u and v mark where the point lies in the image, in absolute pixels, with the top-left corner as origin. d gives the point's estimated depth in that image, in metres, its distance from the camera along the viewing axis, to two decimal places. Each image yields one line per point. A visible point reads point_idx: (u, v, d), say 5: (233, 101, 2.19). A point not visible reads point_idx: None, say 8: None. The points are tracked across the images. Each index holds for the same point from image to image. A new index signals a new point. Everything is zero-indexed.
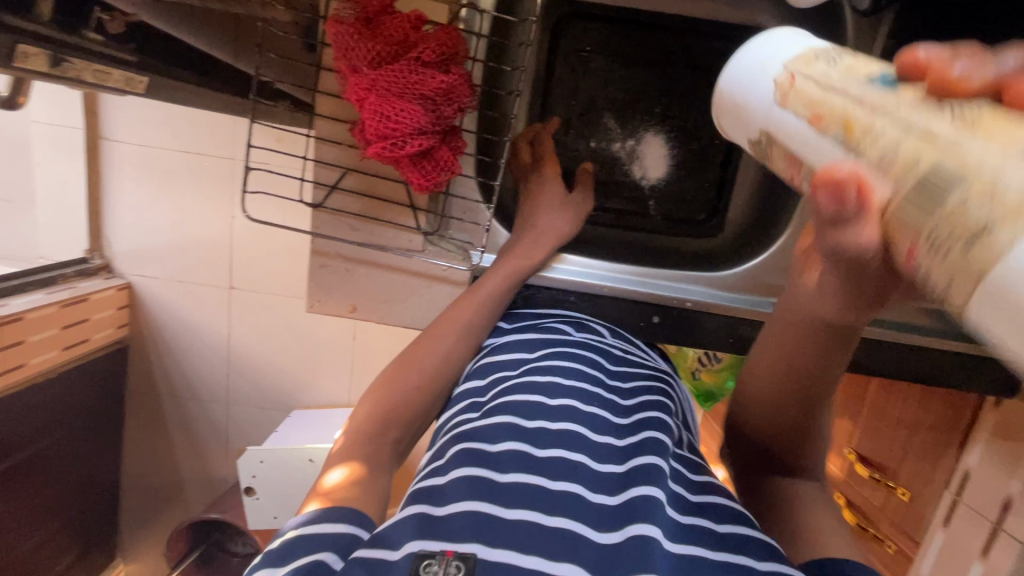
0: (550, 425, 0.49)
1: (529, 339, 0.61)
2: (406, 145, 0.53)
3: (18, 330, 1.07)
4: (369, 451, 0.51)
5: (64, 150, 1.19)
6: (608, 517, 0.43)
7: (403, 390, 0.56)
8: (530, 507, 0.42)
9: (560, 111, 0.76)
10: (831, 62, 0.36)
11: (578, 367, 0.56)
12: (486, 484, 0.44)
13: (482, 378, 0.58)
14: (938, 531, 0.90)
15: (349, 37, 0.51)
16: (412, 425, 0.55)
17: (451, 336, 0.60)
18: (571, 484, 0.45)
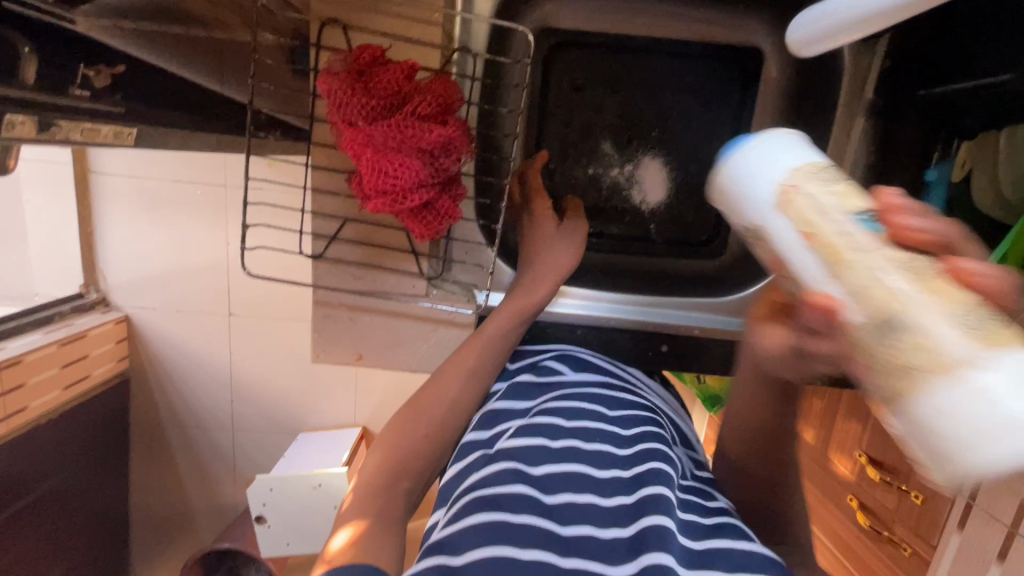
0: (555, 467, 0.49)
1: (531, 383, 0.60)
2: (408, 199, 0.52)
3: (18, 373, 1.07)
4: (383, 505, 0.48)
5: (53, 185, 1.17)
6: (619, 550, 0.44)
7: (413, 437, 0.53)
8: (545, 549, 0.42)
9: (556, 139, 0.75)
10: (826, 181, 0.35)
11: (576, 402, 0.56)
12: (501, 528, 0.43)
13: (488, 429, 0.56)
14: (955, 533, 0.88)
15: (342, 93, 0.50)
16: (423, 475, 0.52)
17: (459, 380, 0.57)
18: (581, 527, 0.45)
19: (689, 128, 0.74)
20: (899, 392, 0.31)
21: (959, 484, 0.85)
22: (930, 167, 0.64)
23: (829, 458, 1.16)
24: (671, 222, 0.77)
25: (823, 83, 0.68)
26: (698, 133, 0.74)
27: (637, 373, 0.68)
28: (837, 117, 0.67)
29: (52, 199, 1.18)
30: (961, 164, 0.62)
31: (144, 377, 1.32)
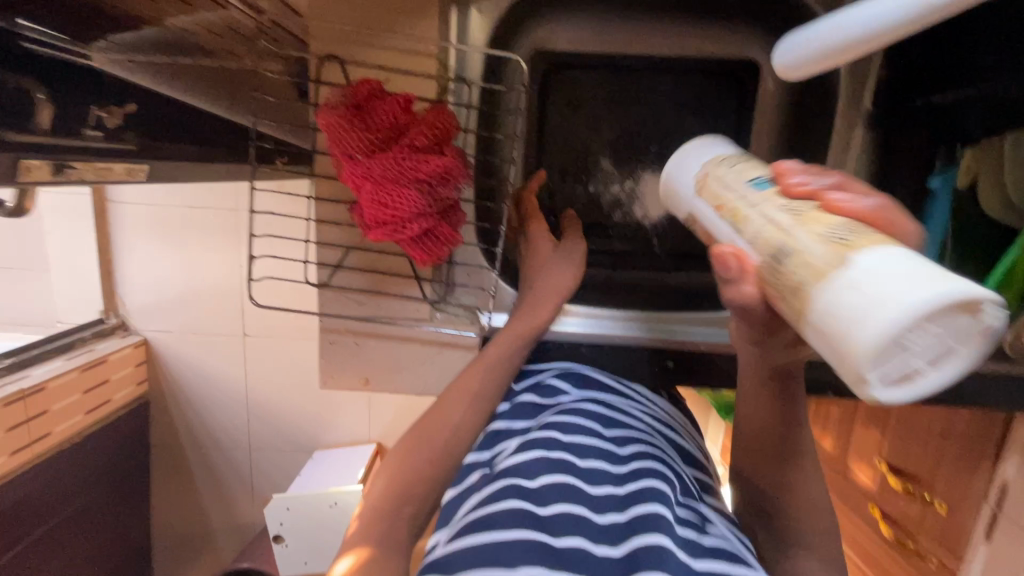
0: (549, 480, 0.49)
1: (535, 403, 0.61)
2: (407, 228, 0.53)
3: (42, 400, 1.10)
4: (387, 530, 0.48)
5: (73, 217, 1.21)
6: (613, 567, 0.43)
7: (419, 460, 0.53)
8: (540, 564, 0.41)
9: (556, 158, 0.76)
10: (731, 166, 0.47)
11: (577, 417, 0.56)
12: (492, 547, 0.43)
13: (489, 450, 0.58)
14: (981, 544, 0.86)
15: (341, 127, 0.51)
16: (429, 499, 0.52)
17: (463, 405, 0.57)
18: (574, 541, 0.44)
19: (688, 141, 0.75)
20: (800, 309, 0.35)
21: (987, 493, 0.85)
22: (934, 175, 0.64)
23: (847, 466, 1.13)
24: (675, 236, 0.77)
25: (821, 93, 0.68)
26: None
27: (643, 390, 0.67)
28: (837, 125, 0.67)
29: (72, 229, 1.22)
30: (966, 171, 0.61)
31: (163, 400, 1.35)
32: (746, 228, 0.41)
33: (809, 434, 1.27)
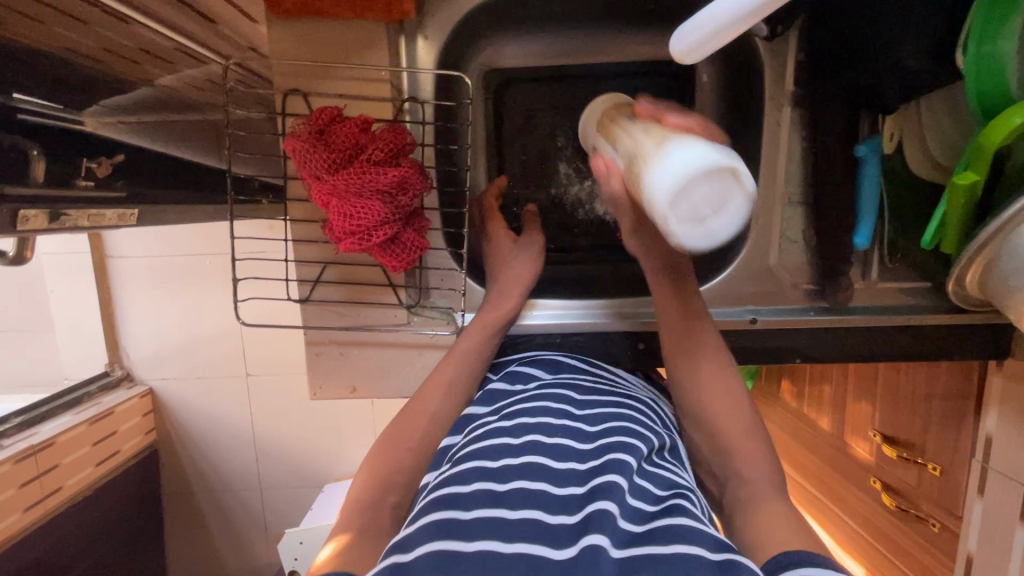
0: (514, 462, 0.51)
1: (501, 390, 0.64)
2: (374, 236, 0.58)
3: (53, 454, 1.12)
4: (369, 517, 0.52)
5: (72, 275, 1.26)
6: (564, 534, 0.45)
7: (398, 451, 0.58)
8: (491, 538, 0.44)
9: (516, 165, 0.81)
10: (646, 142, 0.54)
11: (542, 402, 0.59)
12: (452, 523, 0.45)
13: (461, 433, 0.60)
14: (975, 500, 0.85)
15: (306, 150, 0.56)
16: (411, 486, 0.57)
17: (440, 395, 0.63)
18: (533, 513, 0.47)
19: None
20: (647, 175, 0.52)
21: (973, 446, 0.85)
22: (860, 144, 0.66)
23: (845, 442, 1.14)
24: None
25: (748, 84, 0.74)
26: None
27: (615, 372, 0.71)
28: (767, 107, 0.71)
29: (72, 287, 1.27)
30: (890, 137, 0.67)
31: (171, 445, 1.37)
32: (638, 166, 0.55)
33: (806, 414, 1.28)
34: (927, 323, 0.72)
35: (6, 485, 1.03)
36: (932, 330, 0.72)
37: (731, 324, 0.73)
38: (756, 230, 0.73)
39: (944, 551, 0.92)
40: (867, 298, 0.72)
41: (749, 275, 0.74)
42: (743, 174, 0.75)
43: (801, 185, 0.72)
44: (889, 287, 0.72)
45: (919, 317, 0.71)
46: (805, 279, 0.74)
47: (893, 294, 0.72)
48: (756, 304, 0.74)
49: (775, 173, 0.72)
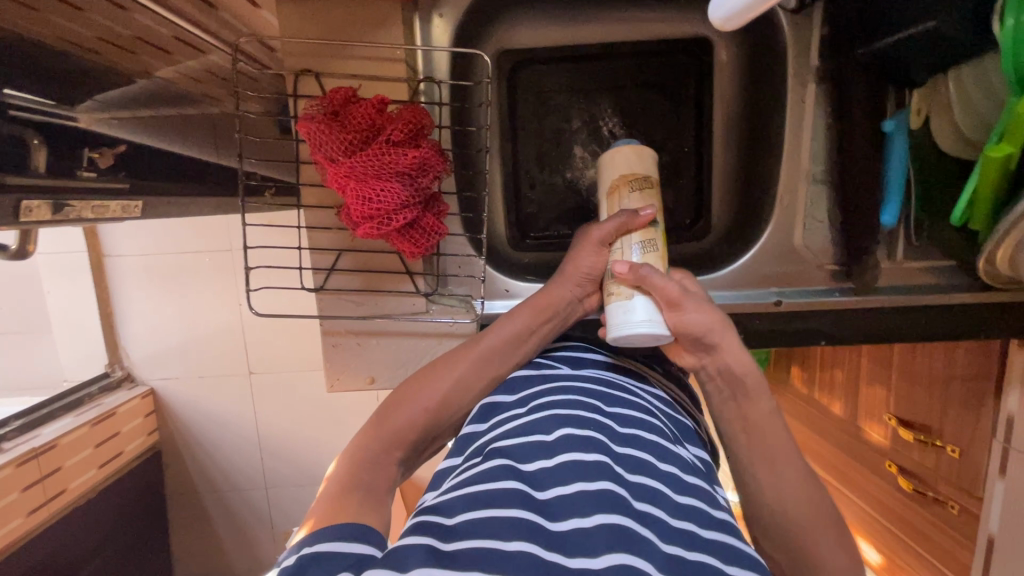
0: (550, 464, 0.50)
1: (527, 376, 0.63)
2: (393, 220, 0.56)
3: (56, 456, 1.10)
4: (375, 471, 0.54)
5: (70, 275, 1.23)
6: (599, 541, 0.43)
7: (413, 409, 0.59)
8: (529, 540, 0.42)
9: (531, 150, 0.79)
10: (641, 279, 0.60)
11: (574, 399, 0.58)
12: (489, 520, 0.44)
13: (484, 421, 0.59)
14: (997, 481, 0.83)
15: (321, 133, 0.54)
16: (417, 444, 0.59)
17: (467, 362, 0.62)
18: (571, 520, 0.45)
19: (653, 122, 0.79)
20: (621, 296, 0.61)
21: (993, 427, 0.83)
22: (888, 119, 0.65)
23: (859, 427, 1.13)
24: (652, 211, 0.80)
25: (770, 60, 0.72)
26: (663, 126, 0.79)
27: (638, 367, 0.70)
28: (789, 83, 0.69)
29: (70, 287, 1.24)
30: (917, 111, 0.64)
31: (175, 445, 1.35)
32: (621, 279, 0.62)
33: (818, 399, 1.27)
34: (952, 302, 0.70)
35: (9, 488, 1.01)
36: (956, 308, 0.71)
37: (754, 306, 0.72)
38: (778, 210, 0.72)
39: (961, 534, 0.91)
40: (892, 278, 0.71)
41: (772, 257, 0.73)
42: (765, 154, 0.74)
43: (826, 163, 0.71)
44: (916, 266, 0.70)
45: (944, 295, 0.70)
46: (828, 259, 0.73)
47: (920, 273, 0.70)
48: (778, 286, 0.73)
49: (800, 151, 0.70)
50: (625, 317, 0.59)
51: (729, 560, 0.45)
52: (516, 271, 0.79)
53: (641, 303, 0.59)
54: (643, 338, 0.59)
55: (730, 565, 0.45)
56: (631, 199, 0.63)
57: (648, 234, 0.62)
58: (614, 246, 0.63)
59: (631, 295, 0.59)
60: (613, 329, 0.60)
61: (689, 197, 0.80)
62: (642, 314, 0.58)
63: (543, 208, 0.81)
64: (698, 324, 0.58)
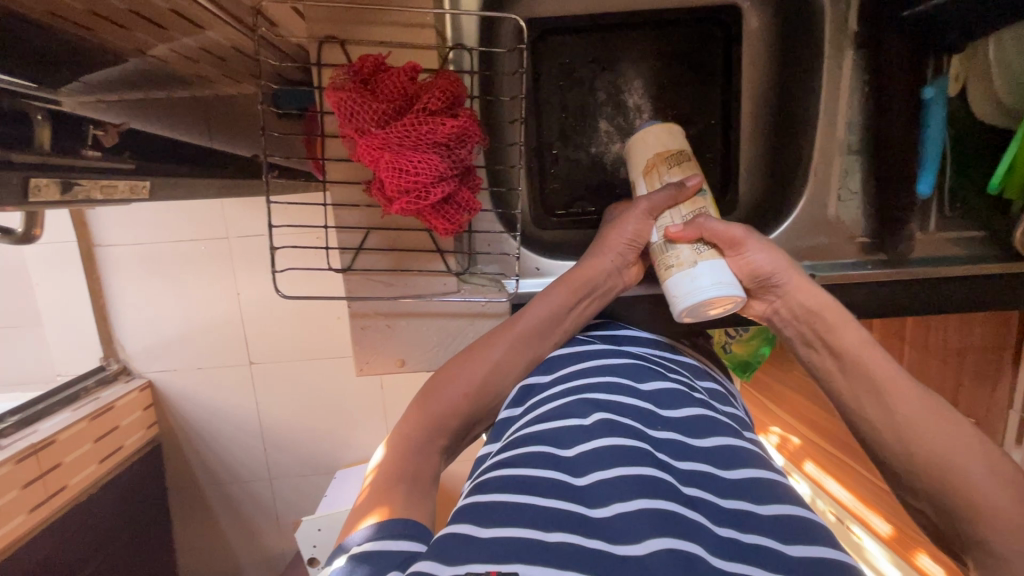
0: (588, 447, 0.49)
1: (563, 356, 0.62)
2: (430, 195, 0.53)
3: (53, 453, 1.07)
4: (419, 460, 0.53)
5: (61, 264, 1.18)
6: (642, 526, 0.42)
7: (454, 395, 0.58)
8: (570, 531, 0.41)
9: (554, 124, 0.77)
10: (697, 249, 0.58)
11: (611, 380, 0.57)
12: (527, 508, 0.43)
13: (519, 406, 0.58)
14: (1013, 450, 0.80)
15: (353, 102, 0.51)
16: (459, 431, 0.58)
17: (504, 345, 0.61)
18: (612, 507, 0.44)
19: (681, 94, 0.76)
20: (678, 268, 0.59)
21: (1010, 396, 0.81)
22: (928, 87, 0.63)
23: None
24: None
25: (803, 29, 0.71)
26: (689, 98, 0.77)
27: (669, 341, 0.69)
28: (826, 51, 0.68)
29: (62, 278, 1.19)
30: (956, 78, 0.63)
31: (177, 437, 1.32)
32: (674, 248, 0.59)
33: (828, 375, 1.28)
34: (981, 273, 0.70)
35: (9, 484, 0.98)
36: (982, 279, 0.71)
37: None
38: (810, 182, 0.72)
39: None
40: (924, 250, 0.70)
41: (803, 230, 0.73)
42: (797, 124, 0.73)
43: (859, 133, 0.70)
44: (946, 237, 0.70)
45: (975, 266, 0.69)
46: (860, 232, 0.72)
47: (951, 244, 0.70)
48: (809, 259, 0.73)
49: (834, 121, 0.70)
50: (692, 285, 0.57)
51: (790, 540, 0.44)
52: (543, 249, 0.78)
53: (706, 275, 0.57)
54: (712, 306, 0.58)
55: (789, 546, 0.43)
56: (670, 175, 0.61)
57: (695, 204, 0.61)
58: (660, 220, 0.61)
59: (693, 264, 0.58)
60: (682, 304, 0.58)
61: (716, 170, 0.78)
62: (710, 284, 0.57)
63: (567, 183, 0.79)
64: (765, 263, 0.59)
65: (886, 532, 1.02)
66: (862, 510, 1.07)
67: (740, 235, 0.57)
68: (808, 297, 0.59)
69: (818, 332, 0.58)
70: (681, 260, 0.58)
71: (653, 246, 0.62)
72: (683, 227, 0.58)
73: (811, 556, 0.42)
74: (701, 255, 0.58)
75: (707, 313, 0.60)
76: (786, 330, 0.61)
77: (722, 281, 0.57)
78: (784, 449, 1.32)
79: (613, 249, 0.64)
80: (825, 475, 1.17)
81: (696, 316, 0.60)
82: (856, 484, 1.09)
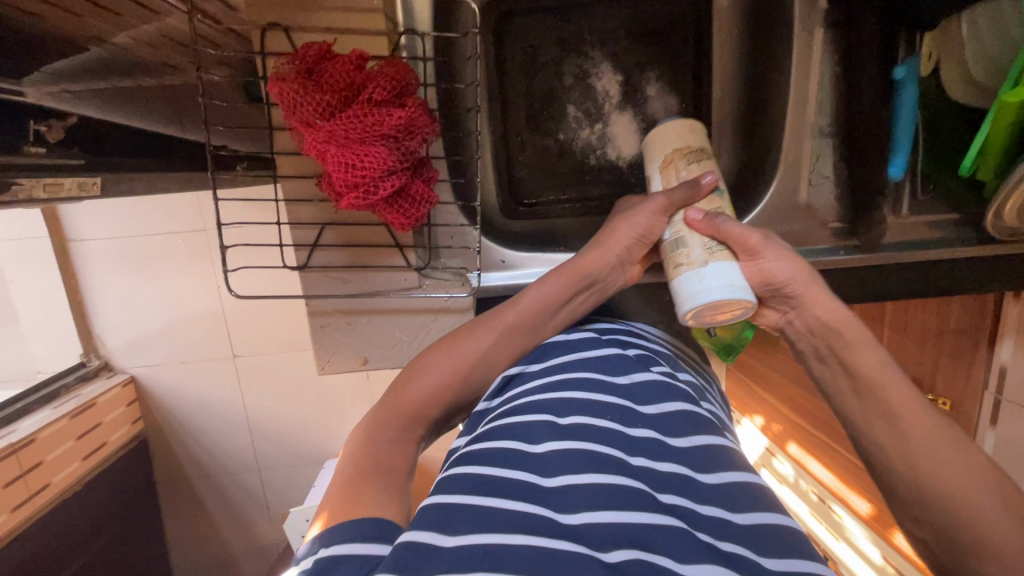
0: (560, 447, 0.47)
1: (547, 347, 0.61)
2: (379, 189, 0.51)
3: (35, 451, 1.06)
4: (394, 454, 0.51)
5: (32, 260, 1.15)
6: (607, 537, 0.41)
7: (429, 386, 0.55)
8: (535, 534, 0.40)
9: (521, 110, 0.74)
10: (711, 248, 0.57)
11: (589, 375, 0.55)
12: (490, 513, 0.41)
13: (496, 397, 0.56)
14: (988, 431, 0.76)
15: (294, 92, 0.49)
16: (435, 422, 0.56)
17: (493, 336, 0.59)
18: (580, 514, 0.42)
19: (653, 77, 0.74)
20: (687, 267, 0.57)
21: (986, 381, 0.76)
22: (899, 65, 0.60)
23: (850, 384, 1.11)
24: None
25: (776, 9, 0.69)
26: (663, 80, 0.74)
27: (651, 329, 0.69)
28: (795, 31, 0.66)
29: (35, 274, 1.16)
30: (928, 57, 0.60)
31: (161, 433, 1.30)
32: (686, 245, 0.58)
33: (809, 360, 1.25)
34: (957, 255, 0.69)
35: None
36: (956, 262, 0.70)
37: None
38: (782, 167, 0.70)
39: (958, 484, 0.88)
40: (899, 235, 0.69)
41: (778, 216, 0.71)
42: (771, 107, 0.71)
43: (833, 115, 0.68)
44: (921, 221, 0.68)
45: (949, 249, 0.68)
46: (833, 218, 0.71)
47: (926, 228, 0.69)
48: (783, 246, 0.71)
49: (805, 103, 0.68)
50: (701, 285, 0.56)
51: (766, 552, 0.43)
52: (510, 241, 0.75)
53: (716, 275, 0.56)
54: (718, 309, 0.56)
55: (766, 557, 0.42)
56: (689, 171, 0.62)
57: (711, 205, 0.60)
58: (672, 219, 0.60)
59: (703, 264, 0.56)
60: (690, 303, 0.56)
61: None
62: (718, 286, 0.55)
63: (536, 172, 0.77)
64: (781, 271, 0.56)
65: (869, 510, 1.00)
66: (846, 489, 1.06)
67: (755, 242, 0.56)
68: (779, 294, 0.57)
69: (834, 350, 0.55)
70: (691, 259, 0.57)
71: (662, 243, 0.61)
72: (701, 221, 0.58)
73: (787, 567, 0.42)
74: (714, 255, 0.57)
75: (712, 318, 0.58)
76: (799, 343, 0.59)
77: (732, 285, 0.55)
78: (767, 431, 1.33)
79: (620, 244, 0.62)
80: (808, 456, 1.17)
81: (701, 320, 0.58)
82: (839, 466, 1.09)
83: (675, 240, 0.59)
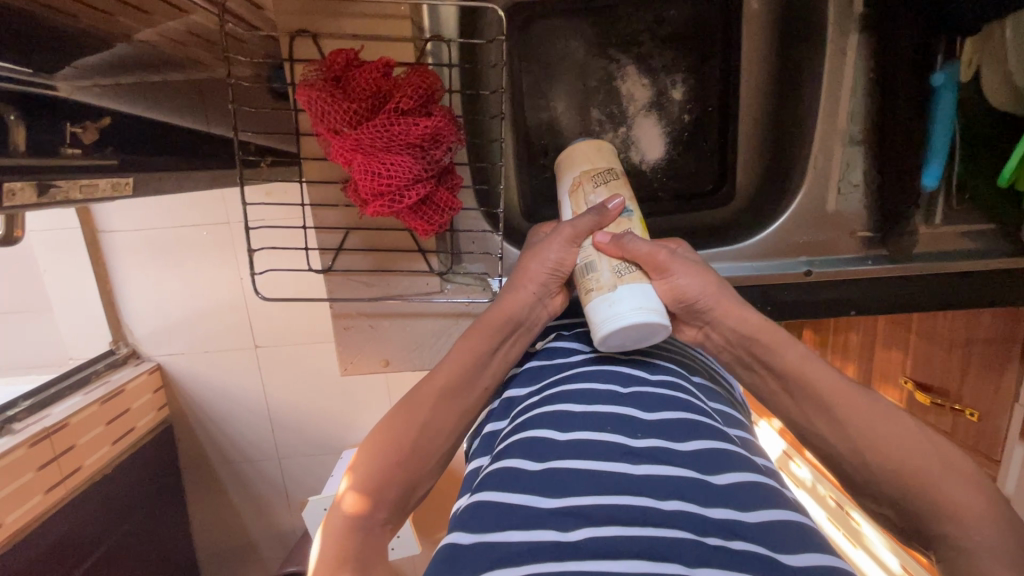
0: (561, 465, 0.47)
1: (542, 367, 0.60)
2: (405, 197, 0.52)
3: (67, 436, 1.10)
4: (360, 543, 0.53)
5: (65, 250, 1.19)
6: (614, 547, 0.40)
7: (381, 466, 0.55)
8: (542, 560, 0.40)
9: (544, 112, 0.74)
10: (620, 271, 0.54)
11: (589, 385, 0.55)
12: (498, 549, 0.42)
13: (505, 418, 0.57)
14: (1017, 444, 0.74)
15: (323, 101, 0.49)
16: (399, 498, 0.56)
17: (431, 406, 0.57)
18: (586, 529, 0.42)
19: (679, 79, 0.73)
20: (598, 291, 0.54)
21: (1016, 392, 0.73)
22: (938, 72, 0.59)
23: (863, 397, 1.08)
24: (674, 175, 0.76)
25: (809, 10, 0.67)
26: (689, 83, 0.73)
27: None
28: (829, 34, 0.64)
29: (67, 264, 1.20)
30: (969, 63, 0.58)
31: (186, 420, 1.34)
32: (596, 268, 0.55)
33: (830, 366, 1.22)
34: (989, 265, 0.67)
35: (24, 468, 1.01)
36: (990, 272, 0.68)
37: (782, 278, 0.69)
38: (811, 173, 0.69)
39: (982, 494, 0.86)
40: (929, 243, 0.67)
41: (804, 223, 0.70)
42: (800, 110, 0.69)
43: (864, 121, 0.66)
44: (952, 230, 0.67)
45: (979, 260, 0.67)
46: (861, 226, 0.69)
47: (957, 237, 0.67)
48: (808, 254, 0.70)
49: (837, 107, 0.66)
50: (611, 311, 0.53)
51: (785, 548, 0.43)
52: None
53: (627, 299, 0.53)
54: (635, 334, 0.53)
55: (784, 554, 0.43)
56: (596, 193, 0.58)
57: (619, 226, 0.57)
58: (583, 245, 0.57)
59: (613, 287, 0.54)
60: (601, 331, 0.53)
61: (714, 162, 0.76)
62: (626, 310, 0.52)
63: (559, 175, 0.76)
64: (691, 287, 0.55)
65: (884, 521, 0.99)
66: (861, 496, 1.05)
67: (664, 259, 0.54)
68: None
69: None
70: (601, 283, 0.54)
71: (573, 272, 0.58)
72: (609, 242, 0.55)
73: (810, 562, 0.42)
74: (622, 277, 0.54)
75: (632, 343, 0.54)
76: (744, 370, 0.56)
77: (643, 306, 0.52)
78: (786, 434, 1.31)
79: (534, 282, 0.59)
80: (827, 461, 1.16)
81: (621, 347, 0.54)
82: None
83: (586, 265, 0.56)
